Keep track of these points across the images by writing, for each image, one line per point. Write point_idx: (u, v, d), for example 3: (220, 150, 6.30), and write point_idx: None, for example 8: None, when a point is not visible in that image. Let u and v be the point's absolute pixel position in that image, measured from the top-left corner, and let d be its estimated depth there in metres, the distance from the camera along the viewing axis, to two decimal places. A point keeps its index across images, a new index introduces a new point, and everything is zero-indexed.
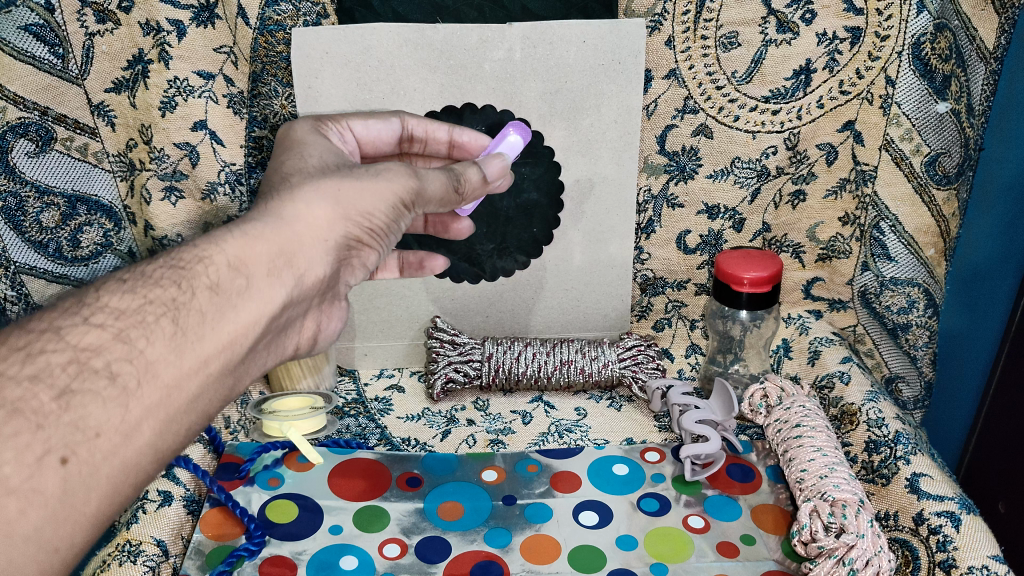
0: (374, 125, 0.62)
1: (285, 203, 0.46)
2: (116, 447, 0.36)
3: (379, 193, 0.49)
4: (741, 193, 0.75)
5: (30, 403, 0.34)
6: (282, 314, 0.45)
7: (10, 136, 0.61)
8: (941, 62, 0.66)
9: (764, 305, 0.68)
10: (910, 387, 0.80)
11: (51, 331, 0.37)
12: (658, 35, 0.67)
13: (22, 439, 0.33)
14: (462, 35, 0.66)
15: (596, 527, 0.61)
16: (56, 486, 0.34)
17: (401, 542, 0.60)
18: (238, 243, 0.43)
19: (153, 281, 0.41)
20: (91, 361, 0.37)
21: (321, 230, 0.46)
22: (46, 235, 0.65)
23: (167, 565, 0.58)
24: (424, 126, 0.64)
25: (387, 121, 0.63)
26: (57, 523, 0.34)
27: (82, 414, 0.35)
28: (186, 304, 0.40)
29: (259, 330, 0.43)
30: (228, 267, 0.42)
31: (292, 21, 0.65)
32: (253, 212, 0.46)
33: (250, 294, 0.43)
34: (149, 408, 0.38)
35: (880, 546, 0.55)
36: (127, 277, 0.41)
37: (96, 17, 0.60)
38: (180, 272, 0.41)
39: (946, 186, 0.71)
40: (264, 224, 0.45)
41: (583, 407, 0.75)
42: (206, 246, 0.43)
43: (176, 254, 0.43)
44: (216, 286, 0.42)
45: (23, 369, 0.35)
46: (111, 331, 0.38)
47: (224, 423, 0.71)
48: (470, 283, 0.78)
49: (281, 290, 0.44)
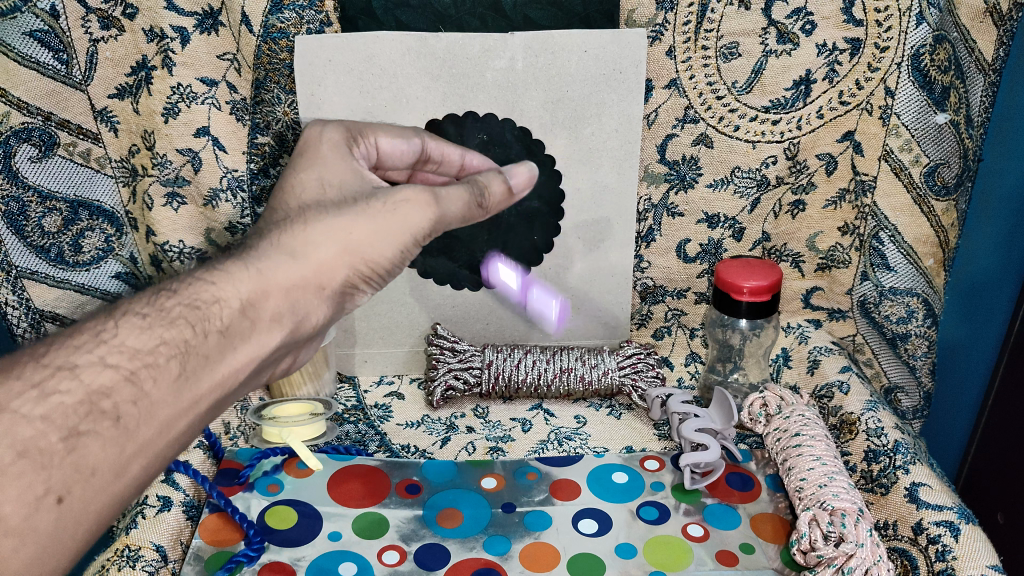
0: (402, 146, 0.57)
1: (295, 238, 0.45)
2: (107, 485, 0.37)
3: (390, 233, 0.47)
4: (741, 202, 0.76)
5: (39, 444, 0.35)
6: (273, 355, 0.46)
7: (13, 141, 0.61)
8: (940, 74, 0.66)
9: (764, 314, 0.68)
10: (909, 397, 0.81)
11: (66, 369, 0.37)
12: (659, 45, 0.68)
13: (25, 480, 0.34)
14: (464, 44, 0.66)
15: (595, 535, 0.61)
16: (49, 524, 0.34)
17: (400, 549, 0.60)
18: (251, 283, 0.43)
19: (169, 318, 0.41)
20: (101, 402, 0.37)
21: (322, 275, 0.45)
22: (48, 240, 0.65)
23: (166, 570, 0.58)
24: (442, 147, 0.61)
25: (409, 140, 0.58)
26: (44, 558, 0.35)
27: (83, 455, 0.35)
28: (197, 347, 0.40)
29: (248, 370, 0.44)
30: (239, 309, 0.42)
31: (295, 28, 0.66)
32: (257, 244, 0.45)
33: (251, 338, 0.43)
34: (143, 446, 0.38)
35: (880, 554, 0.55)
36: (148, 312, 0.41)
37: (99, 23, 0.61)
38: (196, 312, 0.41)
39: (945, 197, 0.71)
40: (278, 264, 0.44)
41: (583, 415, 0.75)
42: (221, 285, 0.42)
43: (192, 291, 0.42)
44: (225, 330, 0.42)
45: (36, 409, 0.35)
46: (123, 372, 0.38)
47: (225, 429, 0.71)
48: (470, 290, 0.78)
49: (278, 334, 0.44)
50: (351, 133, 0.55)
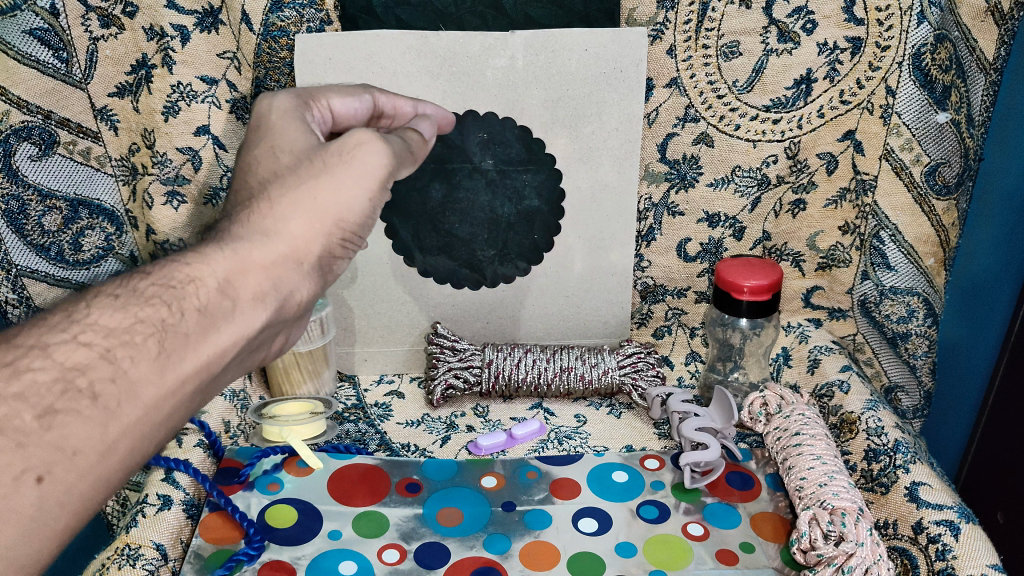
0: (355, 105, 0.54)
1: (267, 218, 0.44)
2: (91, 467, 0.36)
3: (354, 185, 0.46)
4: (741, 201, 0.75)
5: (12, 422, 0.34)
6: (260, 337, 0.44)
7: (13, 139, 0.60)
8: (941, 73, 0.66)
9: (764, 313, 0.68)
10: (910, 396, 0.81)
11: (38, 347, 0.37)
12: (659, 44, 0.68)
13: (3, 458, 0.33)
14: (464, 42, 0.66)
15: (594, 534, 0.61)
16: (31, 505, 0.34)
17: (400, 548, 0.60)
18: (228, 262, 0.42)
19: (143, 298, 0.40)
20: (77, 380, 0.36)
21: (300, 250, 0.44)
22: (48, 239, 0.65)
23: (166, 568, 0.58)
24: (393, 102, 0.58)
25: (361, 99, 0.55)
26: (28, 540, 0.34)
27: (63, 433, 0.35)
28: (175, 326, 0.39)
29: (235, 352, 0.42)
30: (217, 290, 0.41)
31: (295, 27, 0.66)
32: (231, 227, 0.44)
33: (235, 318, 0.41)
34: (128, 427, 0.37)
35: (880, 554, 0.55)
36: (120, 292, 0.40)
37: (99, 21, 0.61)
38: (171, 291, 0.40)
39: (945, 196, 0.71)
40: (253, 242, 0.43)
41: (583, 414, 0.76)
42: (196, 265, 0.41)
43: (167, 271, 0.41)
44: (205, 309, 0.41)
45: (9, 387, 0.35)
46: (98, 350, 0.37)
47: (225, 427, 0.71)
48: (470, 289, 0.78)
49: (263, 315, 0.43)
50: (301, 98, 0.52)
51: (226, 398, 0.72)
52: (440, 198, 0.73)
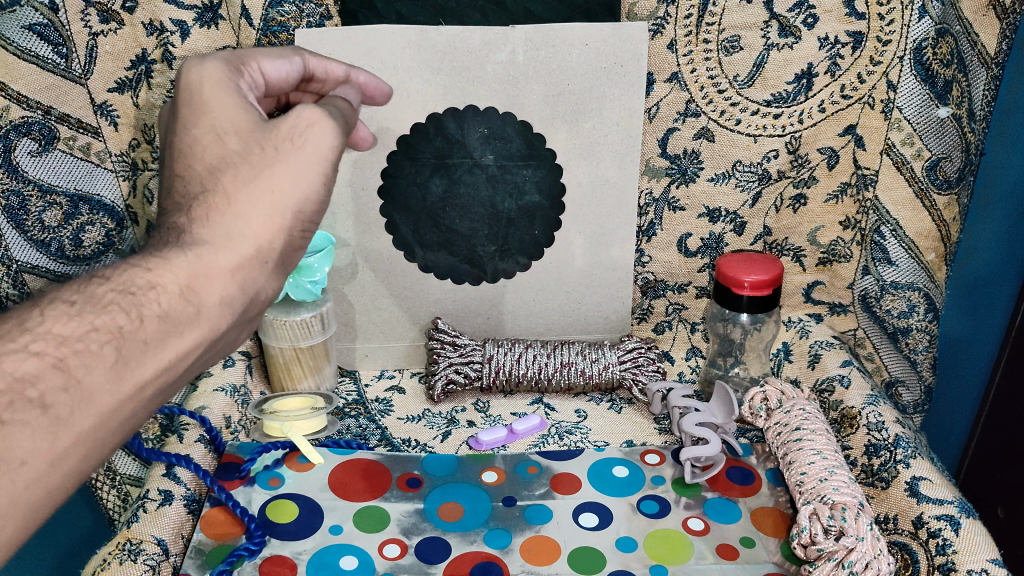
0: (285, 67, 0.53)
1: (224, 215, 0.43)
2: (40, 475, 0.36)
3: (309, 174, 0.45)
4: (741, 196, 0.75)
5: None
6: (221, 340, 0.44)
7: (13, 134, 0.60)
8: (942, 67, 0.66)
9: (763, 308, 0.68)
10: (910, 391, 0.80)
11: None
12: (660, 39, 0.68)
13: None
14: (465, 37, 0.66)
15: (596, 528, 0.61)
16: None
17: (401, 543, 0.60)
18: (190, 269, 0.41)
19: (101, 306, 0.39)
20: (26, 391, 0.35)
21: (265, 249, 0.44)
22: (48, 234, 0.63)
23: (167, 564, 0.58)
24: (322, 64, 0.57)
25: (291, 60, 0.54)
26: None
27: (11, 442, 0.34)
28: (133, 333, 0.39)
29: (196, 355, 0.42)
30: (179, 295, 0.41)
31: (294, 22, 0.66)
32: (188, 225, 0.43)
33: (199, 322, 0.42)
34: (80, 435, 0.37)
35: (880, 549, 0.56)
36: (76, 299, 0.39)
37: (99, 17, 0.62)
38: (130, 298, 0.40)
39: (947, 191, 0.71)
40: (216, 247, 0.42)
41: (583, 409, 0.76)
42: (156, 271, 0.41)
43: (126, 277, 0.41)
44: (166, 315, 0.40)
45: None
46: (50, 360, 0.37)
47: (226, 423, 0.70)
48: (470, 285, 0.78)
49: (228, 319, 0.43)
50: (231, 65, 0.49)
51: (226, 394, 0.71)
52: (441, 192, 0.73)
